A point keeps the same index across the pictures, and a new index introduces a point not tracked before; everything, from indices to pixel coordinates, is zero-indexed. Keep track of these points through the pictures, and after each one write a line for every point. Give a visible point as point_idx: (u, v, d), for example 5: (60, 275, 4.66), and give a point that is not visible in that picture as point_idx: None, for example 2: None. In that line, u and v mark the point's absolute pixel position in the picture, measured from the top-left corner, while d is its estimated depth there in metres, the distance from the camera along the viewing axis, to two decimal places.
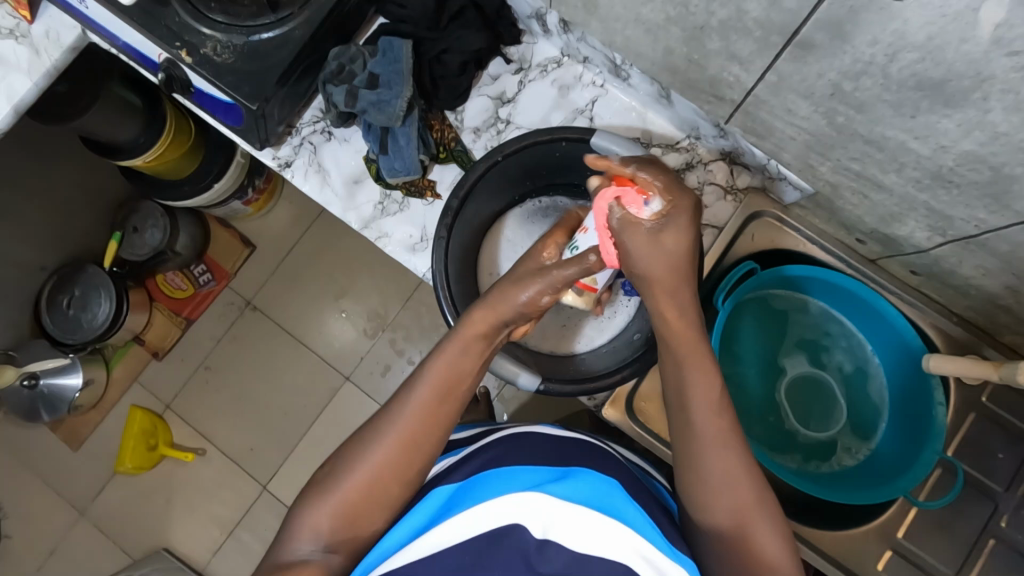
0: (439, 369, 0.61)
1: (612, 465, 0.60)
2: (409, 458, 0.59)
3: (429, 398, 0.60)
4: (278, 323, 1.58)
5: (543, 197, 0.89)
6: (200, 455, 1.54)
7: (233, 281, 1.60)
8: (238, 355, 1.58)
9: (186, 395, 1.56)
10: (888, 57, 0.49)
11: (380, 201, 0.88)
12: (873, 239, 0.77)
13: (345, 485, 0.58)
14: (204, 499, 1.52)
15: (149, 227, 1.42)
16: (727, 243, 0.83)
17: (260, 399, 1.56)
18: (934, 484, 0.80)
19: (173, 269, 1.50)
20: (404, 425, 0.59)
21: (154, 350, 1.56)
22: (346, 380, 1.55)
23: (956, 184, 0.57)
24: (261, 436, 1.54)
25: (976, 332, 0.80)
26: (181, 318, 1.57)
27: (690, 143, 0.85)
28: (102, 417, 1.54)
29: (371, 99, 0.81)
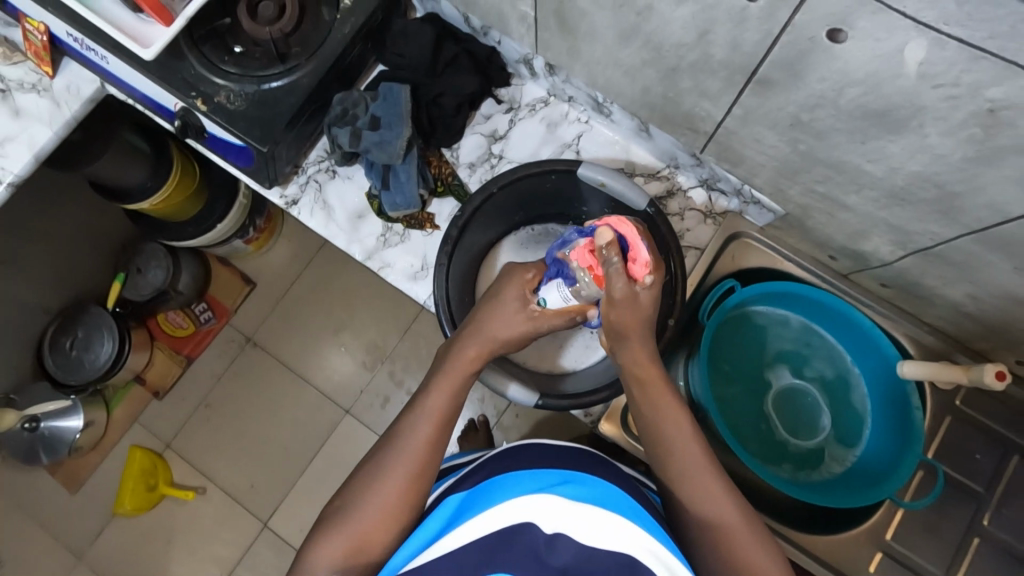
0: (437, 401, 0.67)
1: (610, 470, 0.62)
2: (418, 485, 0.63)
3: (429, 430, 0.66)
4: (278, 358, 1.61)
5: (536, 225, 0.94)
6: (200, 493, 1.55)
7: (233, 318, 1.63)
8: (238, 393, 1.60)
9: (186, 433, 1.58)
10: (836, 92, 0.55)
11: (382, 233, 0.93)
12: (844, 255, 0.82)
13: (358, 515, 0.61)
14: (204, 539, 1.52)
15: (152, 268, 1.46)
16: (709, 263, 0.89)
17: (260, 435, 1.57)
18: (916, 484, 0.84)
19: (175, 307, 1.54)
20: (409, 454, 0.64)
21: (154, 389, 1.58)
22: (346, 413, 1.57)
23: (910, 201, 0.63)
24: (263, 472, 1.55)
25: (947, 339, 0.85)
26: (181, 356, 1.59)
27: (670, 172, 0.91)
28: (101, 458, 1.55)
29: (374, 140, 0.87)
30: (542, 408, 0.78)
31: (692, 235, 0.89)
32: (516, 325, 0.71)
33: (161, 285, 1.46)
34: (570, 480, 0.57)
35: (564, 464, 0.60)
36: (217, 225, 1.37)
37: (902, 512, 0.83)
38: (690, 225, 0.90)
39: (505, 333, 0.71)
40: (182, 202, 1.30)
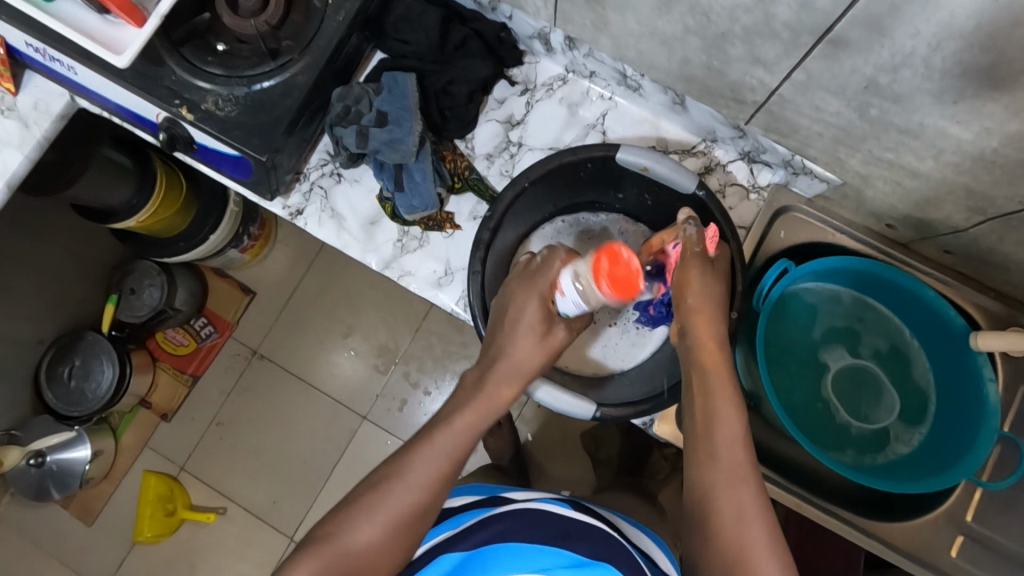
0: (461, 430, 0.60)
1: (619, 555, 0.59)
2: (421, 522, 0.56)
3: (448, 464, 0.58)
4: (287, 368, 1.54)
5: (568, 216, 0.85)
6: (221, 514, 1.49)
7: (236, 331, 1.56)
8: (250, 409, 1.53)
9: (201, 454, 1.52)
10: (930, 47, 0.48)
11: (398, 238, 0.86)
12: (906, 224, 0.76)
13: (348, 542, 0.53)
14: (231, 559, 1.47)
15: (146, 287, 1.39)
16: (756, 243, 0.83)
17: (277, 450, 1.51)
18: (996, 462, 0.79)
19: (173, 326, 1.47)
20: (420, 480, 0.57)
21: (162, 411, 1.51)
22: (364, 419, 1.51)
23: (1000, 163, 0.56)
24: (283, 487, 1.50)
25: (1014, 304, 0.80)
26: (186, 375, 1.52)
27: (707, 147, 0.84)
28: (114, 487, 1.49)
29: (384, 138, 0.78)
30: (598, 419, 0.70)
31: (737, 212, 0.84)
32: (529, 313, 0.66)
33: (159, 304, 1.38)
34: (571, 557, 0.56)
35: (577, 541, 0.58)
36: (210, 236, 1.29)
37: (981, 491, 0.78)
38: (732, 203, 0.84)
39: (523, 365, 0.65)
40: (172, 216, 1.21)
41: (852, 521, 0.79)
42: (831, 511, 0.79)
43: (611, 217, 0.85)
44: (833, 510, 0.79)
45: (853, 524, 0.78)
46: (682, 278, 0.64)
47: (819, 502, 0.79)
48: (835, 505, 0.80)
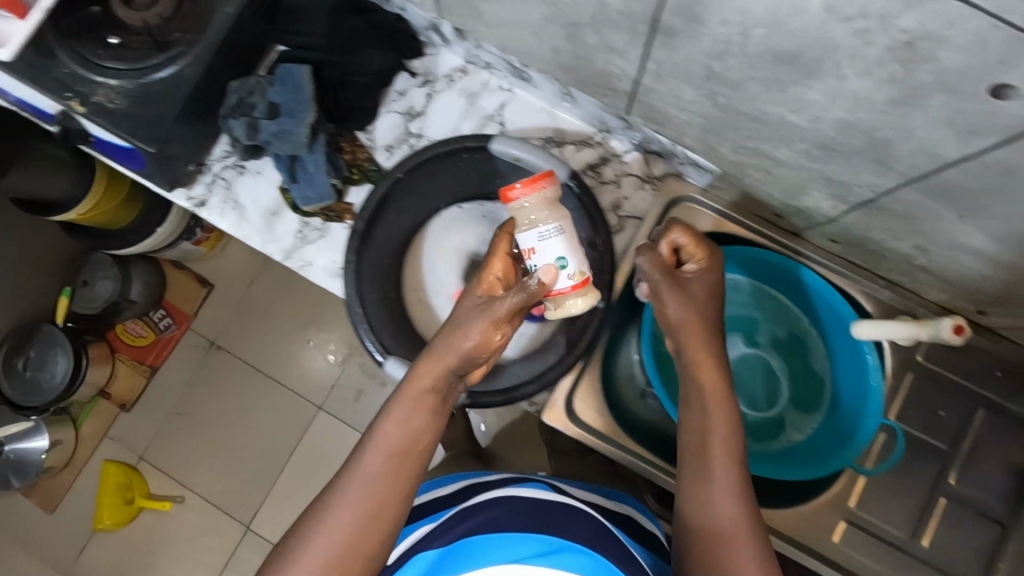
0: (386, 430, 0.58)
1: (596, 534, 0.61)
2: (369, 546, 0.54)
3: (383, 463, 0.57)
4: (245, 360, 1.56)
5: (466, 205, 0.86)
6: (178, 502, 1.51)
7: (194, 323, 1.58)
8: (209, 399, 1.55)
9: (160, 443, 1.54)
10: (741, 35, 0.48)
11: (299, 229, 0.87)
12: (789, 213, 0.76)
13: (299, 569, 0.52)
14: (190, 547, 1.48)
15: (100, 280, 1.41)
16: (651, 233, 0.82)
17: (237, 439, 1.53)
18: (878, 449, 0.79)
19: (133, 317, 1.50)
20: (363, 491, 0.55)
21: (121, 402, 1.54)
22: (318, 409, 1.53)
23: (841, 151, 0.57)
24: (242, 475, 1.51)
25: (902, 293, 0.81)
26: (145, 367, 1.55)
27: (603, 137, 0.85)
28: (75, 476, 1.51)
29: (274, 130, 0.79)
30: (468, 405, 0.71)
31: (631, 203, 0.84)
32: (474, 326, 0.62)
33: (112, 296, 1.40)
34: (542, 540, 0.58)
35: (554, 526, 0.60)
36: (158, 228, 1.30)
37: (864, 478, 0.79)
38: (627, 193, 0.84)
39: (457, 345, 0.62)
40: (118, 209, 1.22)
41: None
42: None
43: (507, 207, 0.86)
44: None
45: None
46: (659, 290, 0.68)
47: None
48: None
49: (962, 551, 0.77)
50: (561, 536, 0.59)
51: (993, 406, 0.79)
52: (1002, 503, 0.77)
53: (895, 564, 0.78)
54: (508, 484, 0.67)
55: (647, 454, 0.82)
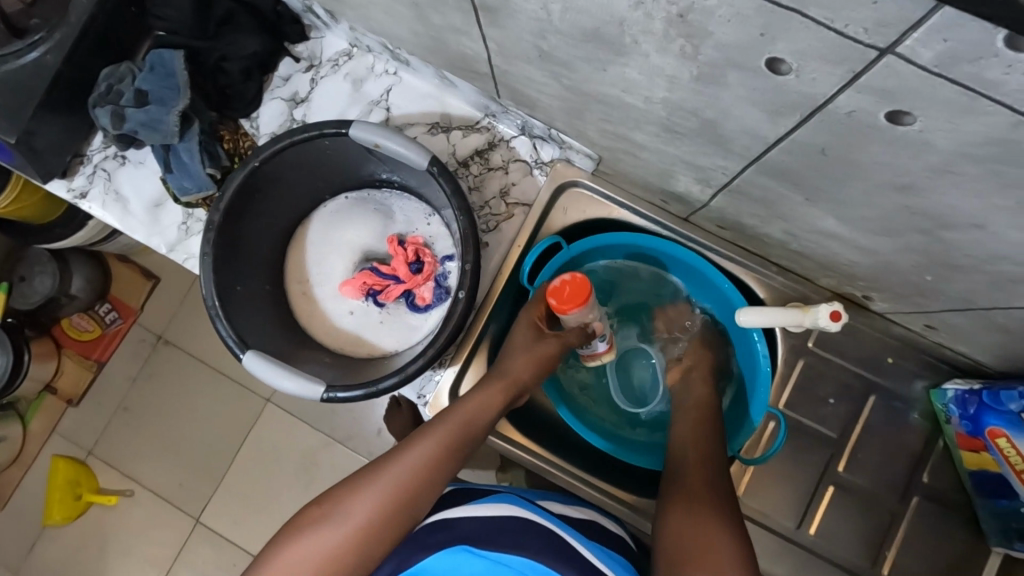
0: (447, 425, 0.63)
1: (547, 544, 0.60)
2: (373, 540, 0.55)
3: (434, 450, 0.60)
4: (192, 353, 1.32)
5: (352, 193, 0.85)
6: (126, 497, 1.27)
7: (141, 316, 1.33)
8: (155, 392, 1.31)
9: (108, 438, 1.30)
10: (546, 11, 0.46)
11: (182, 221, 0.85)
12: (670, 198, 0.74)
13: (335, 528, 0.55)
14: (138, 544, 1.26)
15: (36, 275, 1.20)
16: (536, 221, 0.80)
17: (183, 434, 1.29)
18: (766, 434, 0.78)
19: (77, 311, 1.28)
20: (411, 466, 0.59)
21: (68, 398, 1.30)
22: (267, 402, 1.28)
23: (682, 133, 0.54)
24: (189, 471, 1.27)
25: (798, 281, 0.77)
26: (90, 361, 1.31)
27: (490, 122, 0.82)
28: (20, 473, 1.28)
29: (141, 119, 0.77)
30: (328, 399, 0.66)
31: (520, 189, 0.81)
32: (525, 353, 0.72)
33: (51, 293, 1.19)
34: (488, 556, 0.57)
35: (496, 542, 0.58)
36: (94, 219, 1.14)
37: (752, 469, 0.78)
38: (515, 179, 0.81)
39: (517, 374, 0.70)
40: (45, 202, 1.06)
41: (622, 498, 0.78)
42: (601, 489, 0.79)
43: (394, 194, 0.84)
44: (604, 488, 0.79)
45: (622, 502, 0.78)
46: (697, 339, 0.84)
47: (591, 480, 0.79)
48: (608, 483, 0.80)
49: (851, 540, 0.76)
50: (519, 555, 0.57)
51: (884, 393, 0.78)
52: (890, 491, 0.76)
53: (782, 554, 0.76)
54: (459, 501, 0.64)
55: (533, 447, 0.80)
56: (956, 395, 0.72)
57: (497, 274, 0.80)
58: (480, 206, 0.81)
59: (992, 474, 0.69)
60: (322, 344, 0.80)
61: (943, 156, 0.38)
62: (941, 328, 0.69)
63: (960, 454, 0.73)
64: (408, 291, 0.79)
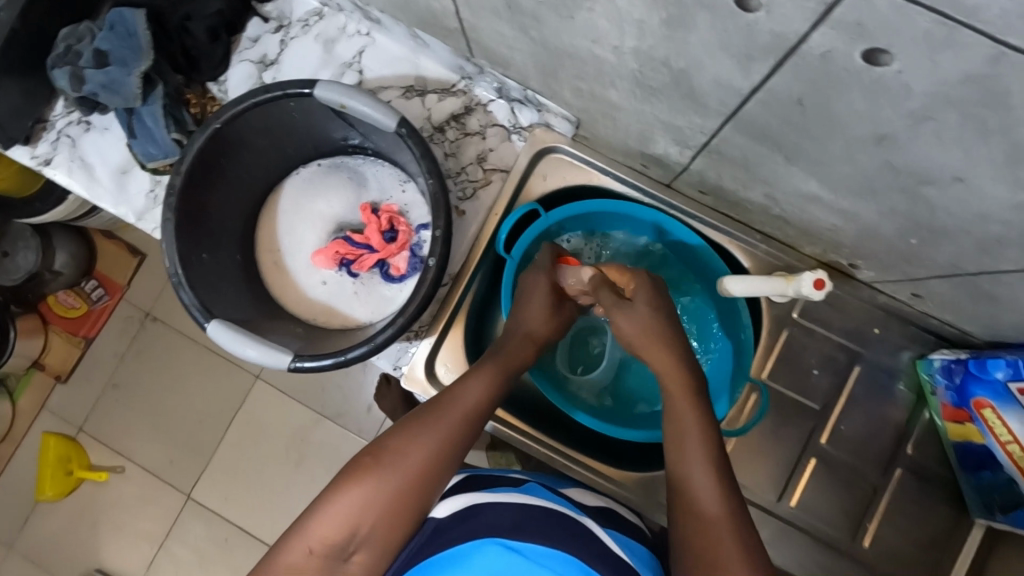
0: (487, 377, 0.64)
1: (576, 530, 0.54)
2: (434, 479, 0.57)
3: (477, 401, 0.62)
4: (181, 330, 1.29)
5: (325, 159, 0.82)
6: (118, 472, 1.26)
7: (129, 293, 1.30)
8: (144, 370, 1.29)
9: (99, 414, 1.28)
10: None
11: (151, 189, 0.82)
12: (650, 163, 0.72)
13: (388, 476, 0.55)
14: (130, 517, 1.25)
15: (19, 250, 1.16)
16: (514, 187, 0.78)
17: (173, 411, 1.27)
18: (748, 406, 0.77)
19: (62, 288, 1.25)
20: (455, 415, 0.60)
21: (56, 374, 1.28)
22: (256, 378, 1.27)
23: (656, 88, 0.52)
24: (182, 446, 1.26)
25: (783, 249, 0.75)
26: (79, 339, 1.28)
27: (467, 85, 0.78)
28: (14, 451, 1.27)
29: (101, 81, 0.74)
30: (296, 368, 0.65)
31: (497, 154, 0.78)
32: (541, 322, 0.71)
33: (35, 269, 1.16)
34: (524, 552, 0.50)
35: (525, 529, 0.53)
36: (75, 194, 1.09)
37: (734, 441, 0.76)
38: (492, 145, 0.78)
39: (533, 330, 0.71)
40: (22, 173, 1.02)
41: (595, 469, 0.78)
42: (575, 460, 0.78)
43: (368, 161, 0.82)
44: (578, 459, 0.79)
45: (595, 473, 0.78)
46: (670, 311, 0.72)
47: (566, 452, 0.79)
48: (582, 454, 0.80)
49: (833, 513, 0.75)
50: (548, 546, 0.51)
51: (870, 363, 0.76)
52: (872, 463, 0.75)
53: (765, 528, 0.75)
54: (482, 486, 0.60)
55: (509, 419, 0.79)
56: (942, 365, 0.70)
57: (474, 243, 0.77)
58: (456, 172, 0.77)
59: (976, 446, 0.68)
60: (293, 314, 0.78)
61: (921, 101, 0.36)
62: (928, 297, 0.67)
63: (944, 426, 0.71)
64: (383, 260, 0.77)
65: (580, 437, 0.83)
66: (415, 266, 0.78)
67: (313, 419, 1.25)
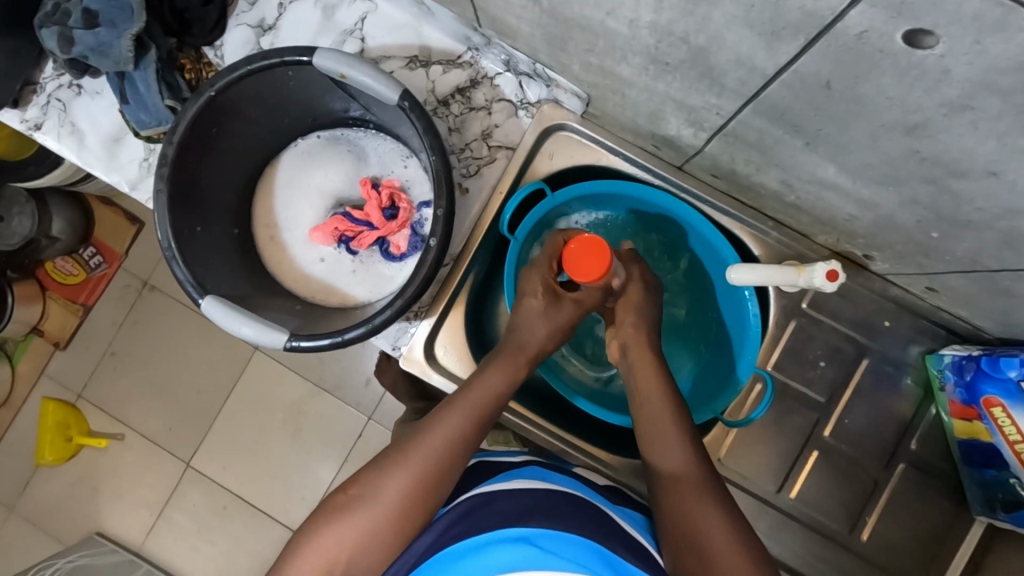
0: (471, 398, 0.61)
1: (585, 514, 0.54)
2: (415, 512, 0.55)
3: (460, 427, 0.60)
4: (179, 301, 1.28)
5: (325, 131, 0.79)
6: (117, 440, 1.26)
7: (126, 262, 1.29)
8: (141, 339, 1.28)
9: (98, 382, 1.28)
10: None
11: (145, 157, 0.79)
12: (662, 144, 0.69)
13: (366, 513, 0.55)
14: (129, 484, 1.25)
15: (14, 216, 1.14)
16: (520, 165, 0.75)
17: (170, 380, 1.27)
18: (752, 397, 0.76)
19: (59, 254, 1.22)
20: (435, 443, 0.58)
21: (54, 341, 1.27)
22: (255, 350, 1.26)
23: (672, 65, 0.49)
24: (181, 416, 1.26)
25: (794, 237, 0.73)
26: (77, 306, 1.27)
27: (473, 57, 0.74)
28: (14, 415, 1.27)
29: (90, 43, 0.70)
30: (292, 347, 0.63)
31: (503, 131, 0.75)
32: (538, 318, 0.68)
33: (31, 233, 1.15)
34: (535, 542, 0.49)
35: (533, 516, 0.52)
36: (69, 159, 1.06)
37: (737, 431, 0.75)
38: (498, 121, 0.74)
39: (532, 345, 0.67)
40: (13, 136, 0.99)
41: (594, 455, 0.77)
42: (574, 446, 0.77)
43: (369, 135, 0.79)
44: (577, 444, 0.78)
45: (594, 459, 0.77)
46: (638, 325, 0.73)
47: (565, 437, 0.78)
48: (580, 440, 0.79)
49: (831, 505, 0.74)
50: (557, 531, 0.50)
51: (877, 356, 0.74)
52: (875, 457, 0.74)
53: (764, 519, 0.74)
54: (490, 480, 0.60)
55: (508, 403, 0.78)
56: (952, 362, 0.68)
57: (477, 222, 0.75)
58: (459, 148, 0.74)
59: (982, 444, 0.67)
60: (291, 291, 0.76)
61: (959, 88, 0.34)
62: (943, 291, 0.65)
63: (951, 423, 0.70)
64: (382, 238, 0.75)
65: (580, 422, 0.82)
66: (416, 244, 0.75)
67: (311, 393, 1.24)
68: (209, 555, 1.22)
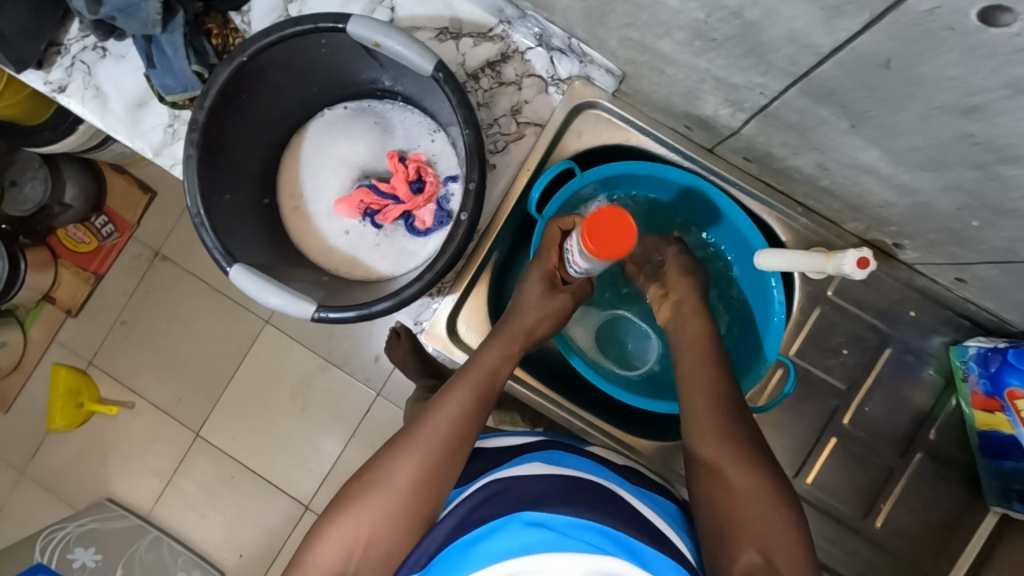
0: (471, 378, 0.62)
1: (601, 498, 0.54)
2: (425, 493, 0.56)
3: (461, 408, 0.60)
4: (192, 272, 1.27)
5: (351, 102, 0.78)
6: (128, 408, 1.27)
7: (139, 231, 1.28)
8: (154, 309, 1.28)
9: (110, 350, 1.28)
10: None
11: (168, 123, 0.79)
12: (695, 124, 0.68)
13: (377, 498, 0.56)
14: (139, 451, 1.27)
15: (27, 181, 1.15)
16: (548, 143, 0.74)
17: (182, 351, 1.27)
18: (774, 381, 0.76)
19: (72, 221, 1.22)
20: (438, 424, 0.59)
21: (66, 307, 1.28)
22: (267, 323, 1.26)
23: (718, 41, 0.48)
24: (192, 385, 1.27)
25: (823, 223, 0.72)
26: (89, 274, 1.27)
27: (504, 30, 0.73)
28: (25, 380, 1.28)
29: (118, 4, 0.69)
30: (320, 318, 0.63)
31: (532, 107, 0.74)
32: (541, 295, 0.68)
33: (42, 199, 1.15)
34: (553, 525, 0.49)
35: (549, 501, 0.52)
36: (86, 124, 1.05)
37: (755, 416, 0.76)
38: (528, 96, 0.74)
39: (528, 325, 0.67)
40: (30, 100, 0.97)
41: (610, 434, 0.78)
42: (591, 424, 0.78)
43: (396, 107, 0.78)
44: (594, 424, 0.78)
45: (610, 438, 0.77)
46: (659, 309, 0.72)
47: (582, 417, 0.78)
48: (598, 419, 0.79)
49: (844, 491, 0.75)
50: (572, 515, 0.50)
51: (899, 345, 0.74)
52: (892, 446, 0.75)
53: None
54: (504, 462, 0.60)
55: (528, 380, 0.78)
56: (976, 353, 0.68)
57: (503, 199, 0.74)
58: (488, 123, 0.74)
59: (1002, 435, 0.67)
60: (314, 262, 0.76)
61: None
62: (972, 282, 0.65)
63: (971, 414, 0.70)
64: (408, 213, 0.75)
65: (596, 402, 0.83)
66: (442, 219, 0.75)
67: (322, 367, 1.25)
68: (218, 523, 1.24)
